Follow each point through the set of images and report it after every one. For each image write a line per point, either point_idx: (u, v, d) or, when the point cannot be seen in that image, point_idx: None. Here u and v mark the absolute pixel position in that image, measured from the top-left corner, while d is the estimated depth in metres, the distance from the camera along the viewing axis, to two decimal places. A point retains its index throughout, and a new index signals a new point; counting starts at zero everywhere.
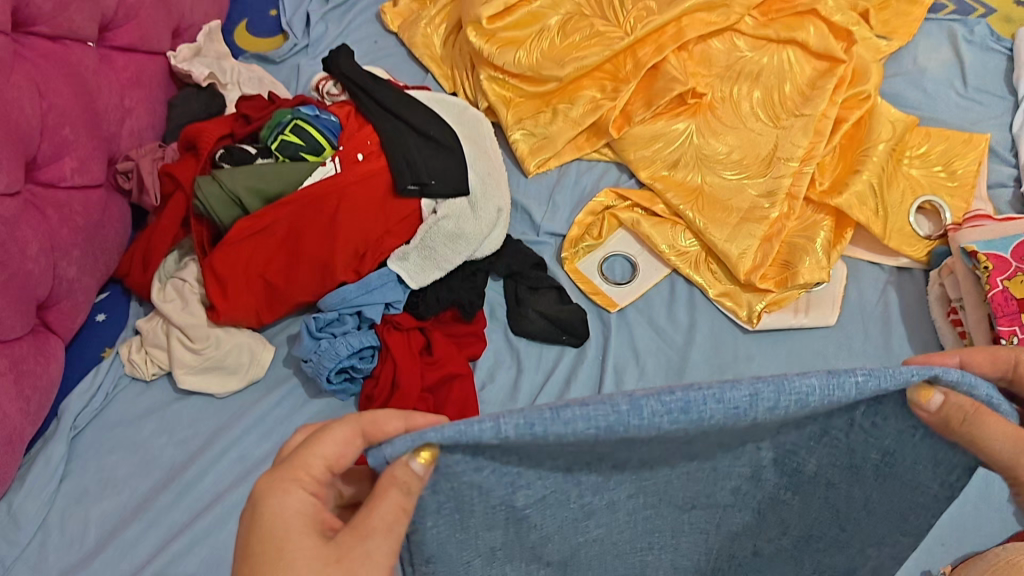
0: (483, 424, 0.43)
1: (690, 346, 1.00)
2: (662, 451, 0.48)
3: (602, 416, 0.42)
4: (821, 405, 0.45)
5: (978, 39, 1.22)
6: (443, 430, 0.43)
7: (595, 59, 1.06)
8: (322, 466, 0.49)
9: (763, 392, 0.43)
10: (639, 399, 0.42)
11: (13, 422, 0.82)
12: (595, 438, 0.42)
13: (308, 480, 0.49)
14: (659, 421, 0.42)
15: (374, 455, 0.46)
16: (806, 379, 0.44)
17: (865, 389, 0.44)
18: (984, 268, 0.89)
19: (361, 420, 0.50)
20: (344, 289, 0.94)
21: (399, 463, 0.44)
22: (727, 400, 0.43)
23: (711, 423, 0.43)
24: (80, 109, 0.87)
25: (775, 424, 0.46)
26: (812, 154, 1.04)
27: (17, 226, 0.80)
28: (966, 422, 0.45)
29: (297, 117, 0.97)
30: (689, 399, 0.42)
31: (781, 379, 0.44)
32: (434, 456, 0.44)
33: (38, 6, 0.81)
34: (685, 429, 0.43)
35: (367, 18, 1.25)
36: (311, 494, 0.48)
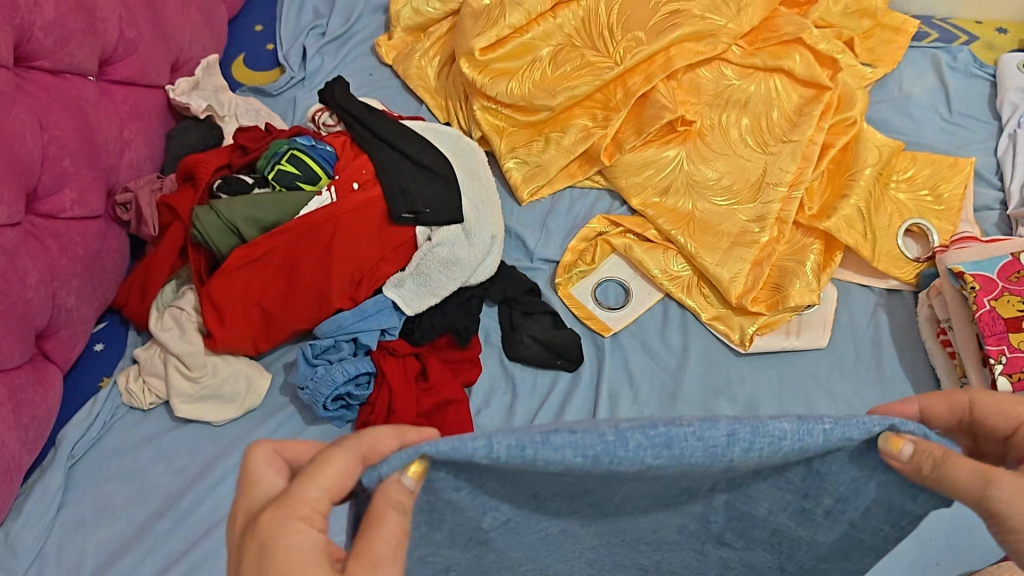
0: (476, 442, 0.43)
1: (683, 370, 1.01)
2: (628, 493, 0.48)
3: (590, 444, 0.43)
4: (792, 452, 0.45)
5: (962, 66, 1.24)
6: (436, 442, 0.44)
7: (586, 88, 1.08)
8: (323, 499, 0.46)
9: (739, 432, 0.44)
10: (626, 432, 0.43)
11: (11, 450, 0.83)
12: (583, 468, 0.43)
13: (314, 516, 0.46)
14: (642, 455, 0.43)
15: (369, 475, 0.46)
16: (779, 423, 0.45)
17: (834, 437, 0.45)
18: (971, 288, 0.90)
19: (361, 446, 0.48)
20: (341, 316, 0.95)
21: (391, 481, 0.44)
22: (706, 438, 0.43)
23: (690, 461, 0.43)
24: (80, 142, 0.89)
25: (751, 469, 0.46)
26: (801, 178, 1.06)
27: (17, 256, 0.81)
28: (937, 467, 0.44)
29: (294, 148, 0.99)
30: (671, 435, 0.43)
31: (756, 420, 0.45)
32: (424, 469, 0.44)
33: (39, 41, 0.83)
34: (665, 468, 0.44)
35: (363, 51, 1.28)
36: (320, 531, 0.45)
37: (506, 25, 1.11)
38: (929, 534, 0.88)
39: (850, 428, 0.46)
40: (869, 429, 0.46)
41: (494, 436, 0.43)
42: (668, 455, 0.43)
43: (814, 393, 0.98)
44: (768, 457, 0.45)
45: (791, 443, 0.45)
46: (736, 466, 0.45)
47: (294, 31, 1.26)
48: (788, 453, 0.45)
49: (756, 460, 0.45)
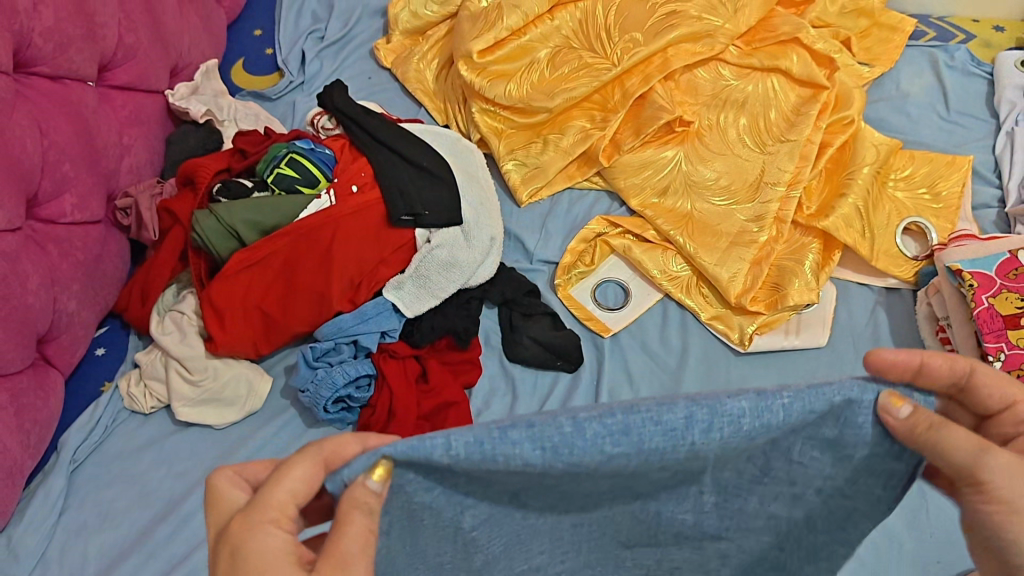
0: (435, 438, 0.45)
1: (683, 370, 1.01)
2: (604, 485, 0.50)
3: (548, 435, 0.45)
4: (754, 431, 0.47)
5: (959, 64, 1.25)
6: (396, 444, 0.45)
7: (584, 90, 1.08)
8: (290, 503, 0.47)
9: (697, 414, 0.46)
10: (582, 421, 0.45)
11: (13, 455, 0.83)
12: (542, 462, 0.45)
13: (282, 520, 0.47)
14: (603, 443, 0.45)
15: (331, 481, 0.47)
16: (737, 402, 0.46)
17: (794, 411, 0.47)
18: (969, 286, 0.90)
19: (324, 450, 0.49)
20: (341, 319, 0.95)
21: (356, 485, 0.45)
22: (664, 422, 0.46)
23: (651, 446, 0.46)
24: (80, 147, 0.89)
25: (721, 454, 0.47)
26: (799, 178, 1.06)
27: (18, 261, 0.82)
28: (935, 429, 0.45)
29: (293, 151, 0.99)
30: (629, 421, 0.45)
31: (711, 399, 0.46)
32: (389, 471, 0.45)
33: (39, 47, 0.83)
34: (626, 455, 0.46)
35: (361, 55, 1.28)
36: (288, 533, 0.47)
37: (504, 27, 1.11)
38: (930, 532, 0.88)
39: (810, 402, 0.47)
40: (829, 400, 0.47)
41: (452, 435, 0.45)
42: (629, 441, 0.45)
43: None
44: (732, 440, 0.47)
45: (750, 422, 0.46)
46: (700, 450, 0.47)
47: (292, 35, 1.27)
48: (749, 435, 0.47)
49: (717, 445, 0.47)
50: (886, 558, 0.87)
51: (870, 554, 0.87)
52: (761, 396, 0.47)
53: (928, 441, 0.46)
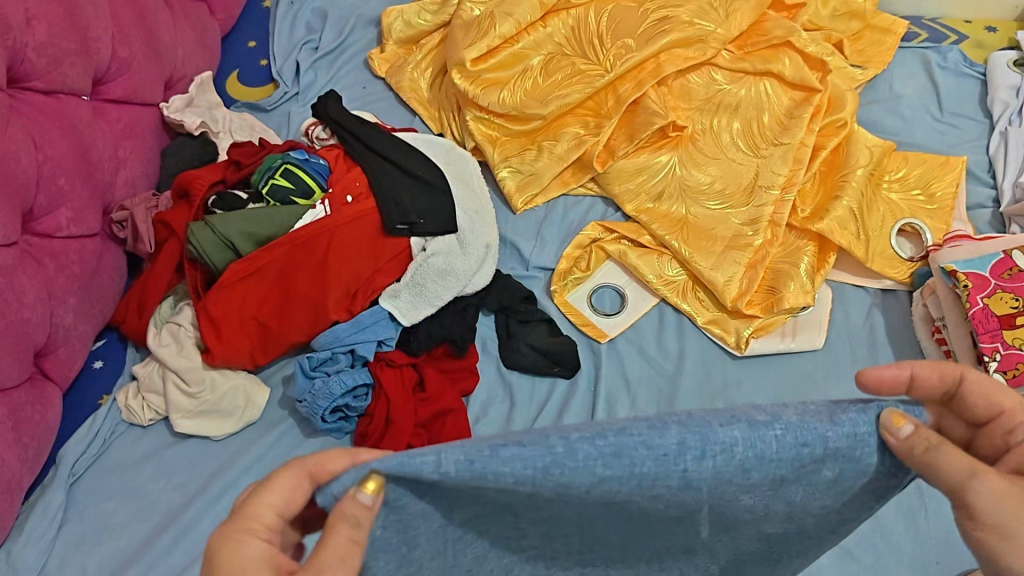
0: (424, 453, 0.45)
1: (680, 374, 1.01)
2: (589, 510, 0.50)
3: (538, 456, 0.45)
4: (747, 459, 0.47)
5: (952, 65, 1.25)
6: (387, 458, 0.45)
7: (577, 96, 1.09)
8: (273, 514, 0.49)
9: (689, 440, 0.46)
10: (575, 442, 0.45)
11: (11, 468, 0.83)
12: (532, 480, 0.45)
13: (260, 529, 0.49)
14: (595, 466, 0.45)
15: (323, 495, 0.48)
16: (729, 430, 0.47)
17: (785, 443, 0.47)
18: (964, 287, 0.90)
19: (307, 463, 0.50)
20: (338, 328, 0.95)
21: (347, 497, 0.45)
22: (656, 446, 0.46)
23: (643, 472, 0.46)
24: (75, 161, 0.89)
25: (713, 484, 0.48)
26: (793, 181, 1.06)
27: (14, 275, 0.82)
28: (933, 450, 0.46)
29: (287, 162, 1.00)
30: (620, 444, 0.45)
31: (702, 427, 0.47)
32: (382, 483, 0.44)
33: (32, 62, 0.84)
34: (618, 480, 0.46)
35: (355, 65, 1.29)
36: (266, 542, 0.49)
37: (497, 35, 1.11)
38: (928, 533, 0.88)
39: (799, 435, 0.47)
40: (819, 438, 0.48)
41: (442, 452, 0.45)
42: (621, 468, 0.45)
43: (810, 394, 0.98)
44: (721, 470, 0.47)
45: (740, 451, 0.47)
46: (692, 479, 0.47)
47: (287, 46, 1.27)
48: (739, 465, 0.47)
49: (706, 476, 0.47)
50: (886, 560, 0.87)
51: (870, 556, 0.87)
52: (751, 426, 0.47)
53: (924, 460, 0.47)
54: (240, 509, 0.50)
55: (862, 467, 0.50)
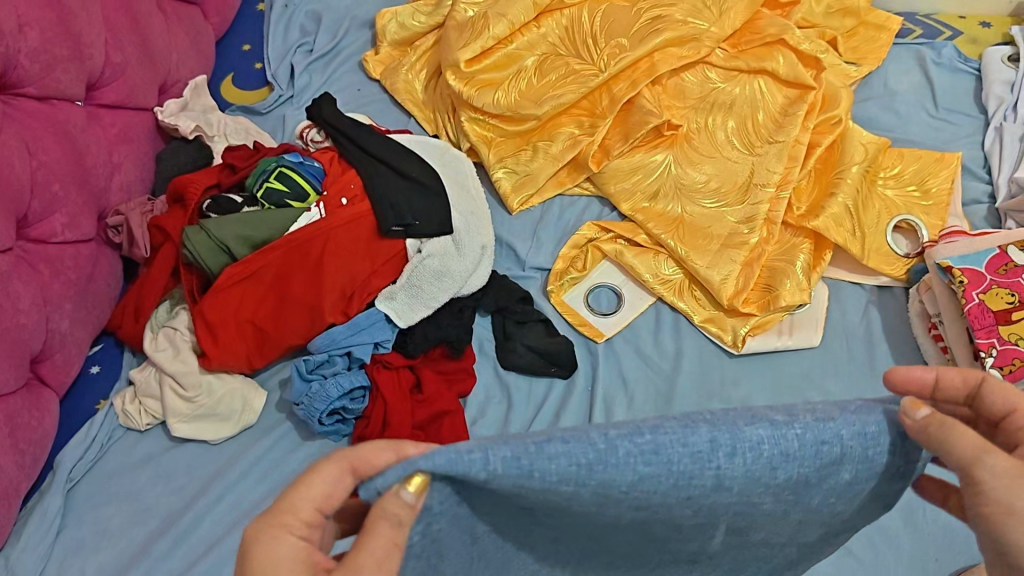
0: (471, 449, 0.44)
1: (678, 373, 1.01)
2: (612, 519, 0.50)
3: (582, 452, 0.44)
4: (775, 459, 0.47)
5: (947, 61, 1.25)
6: (433, 456, 0.44)
7: (572, 96, 1.09)
8: (314, 509, 0.49)
9: (720, 438, 0.46)
10: (615, 439, 0.45)
11: (8, 474, 0.83)
12: (573, 479, 0.44)
13: (297, 525, 0.49)
14: (634, 462, 0.45)
15: (364, 489, 0.45)
16: (754, 428, 0.47)
17: (806, 441, 0.47)
18: (959, 283, 0.90)
19: (351, 457, 0.50)
20: (333, 331, 0.95)
21: (388, 495, 0.43)
22: (691, 444, 0.46)
23: (681, 470, 0.46)
24: (69, 166, 0.89)
25: (745, 483, 0.47)
26: (788, 179, 1.06)
27: (8, 281, 0.82)
28: (946, 426, 0.46)
29: (282, 165, 1.00)
30: (658, 442, 0.45)
31: (728, 425, 0.47)
32: (424, 482, 0.43)
33: (25, 68, 0.84)
34: (657, 477, 0.45)
35: (350, 67, 1.29)
36: (301, 539, 0.49)
37: (491, 36, 1.11)
38: (928, 530, 0.88)
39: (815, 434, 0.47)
40: (838, 436, 0.47)
41: (488, 449, 0.44)
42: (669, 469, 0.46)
43: (807, 391, 0.98)
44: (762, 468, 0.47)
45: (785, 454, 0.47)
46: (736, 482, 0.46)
47: (281, 49, 1.27)
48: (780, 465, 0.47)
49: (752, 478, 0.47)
50: (884, 557, 0.87)
51: (868, 553, 0.87)
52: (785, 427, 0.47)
53: (939, 440, 0.46)
54: (280, 502, 0.49)
55: (874, 468, 0.49)
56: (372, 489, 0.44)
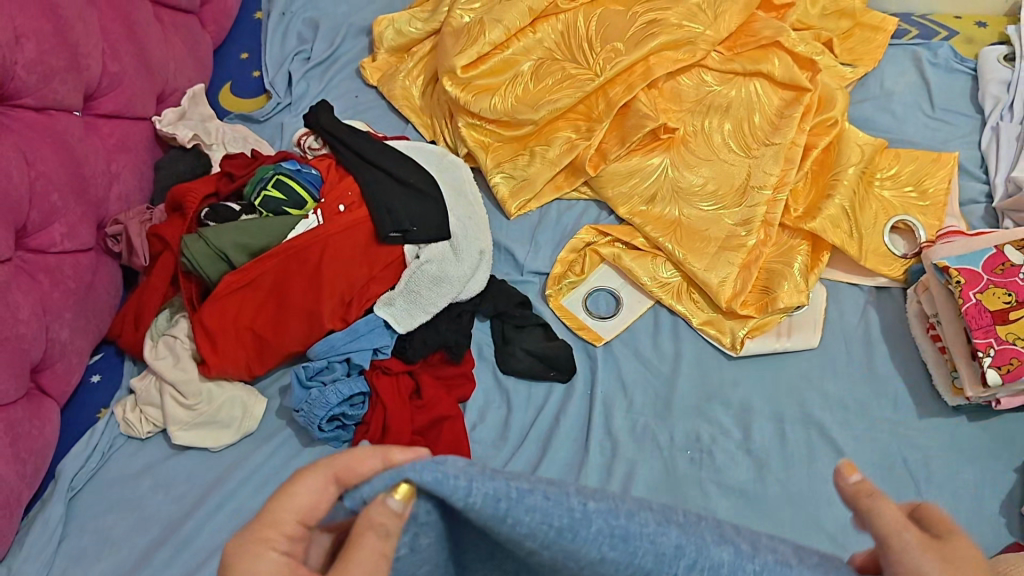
0: (457, 475, 0.45)
1: (676, 376, 1.02)
2: None
3: (557, 515, 0.44)
4: None
5: (943, 61, 1.25)
6: (420, 466, 0.46)
7: (568, 101, 1.09)
8: (295, 521, 0.49)
9: (687, 546, 0.44)
10: (592, 513, 0.45)
11: (9, 484, 0.83)
12: (542, 535, 0.45)
13: (280, 539, 0.49)
14: (601, 544, 0.44)
15: (352, 498, 0.49)
16: (722, 551, 0.45)
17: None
18: (956, 283, 0.90)
19: (333, 466, 0.50)
20: (332, 337, 0.96)
21: (376, 503, 0.46)
22: (659, 543, 0.44)
23: (642, 566, 0.45)
24: (67, 176, 0.90)
25: None
26: (785, 181, 1.07)
27: (7, 292, 0.82)
28: (871, 496, 0.50)
29: (280, 173, 1.00)
30: (629, 530, 0.44)
31: (698, 536, 0.45)
32: (411, 490, 0.45)
33: (22, 79, 0.84)
34: (618, 565, 0.45)
35: (348, 74, 1.29)
36: (284, 554, 0.49)
37: (487, 42, 1.11)
38: None
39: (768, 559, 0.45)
40: None
41: (474, 481, 0.45)
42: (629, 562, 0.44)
43: (807, 393, 0.99)
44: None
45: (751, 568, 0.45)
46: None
47: (279, 57, 1.28)
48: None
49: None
50: None
51: None
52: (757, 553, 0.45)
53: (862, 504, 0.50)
54: (262, 515, 0.50)
55: None
56: (361, 496, 0.48)
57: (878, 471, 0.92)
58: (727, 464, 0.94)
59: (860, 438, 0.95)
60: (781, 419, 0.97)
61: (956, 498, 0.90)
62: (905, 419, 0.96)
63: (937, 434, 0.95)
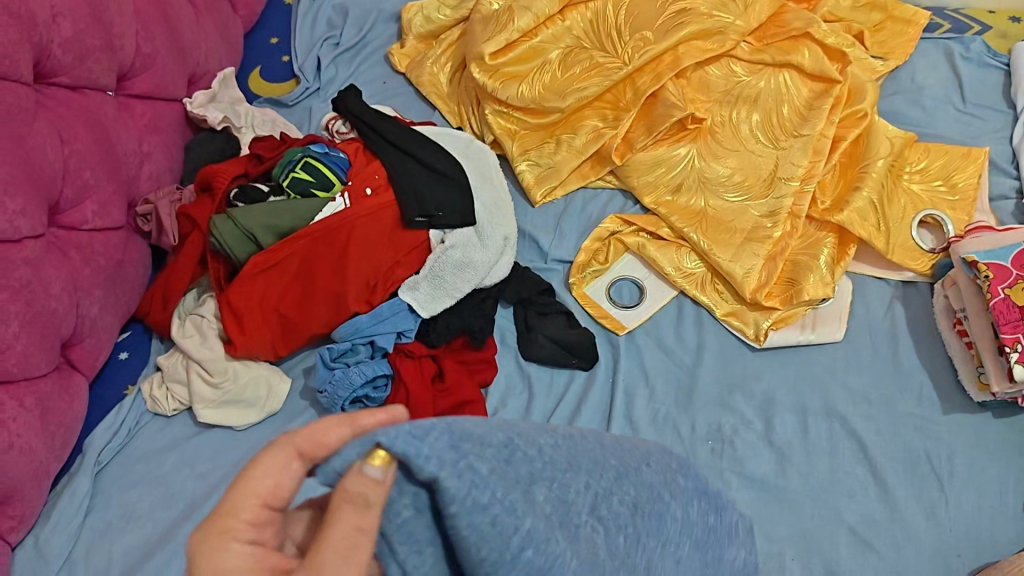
0: (431, 456, 0.42)
1: (699, 366, 1.01)
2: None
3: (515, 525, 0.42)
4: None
5: (975, 56, 1.24)
6: (392, 431, 0.43)
7: (595, 89, 1.09)
8: (257, 505, 0.47)
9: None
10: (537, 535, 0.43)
11: (38, 456, 0.85)
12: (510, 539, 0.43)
13: (241, 529, 0.47)
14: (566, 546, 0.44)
15: (325, 472, 0.46)
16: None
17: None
18: (985, 277, 0.90)
19: (295, 441, 0.48)
20: (357, 319, 0.97)
21: (354, 473, 0.43)
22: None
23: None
24: (100, 155, 0.91)
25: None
26: (812, 173, 1.06)
27: (40, 267, 0.84)
28: None
29: (308, 155, 1.01)
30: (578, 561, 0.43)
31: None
32: (389, 457, 0.42)
33: (57, 58, 0.85)
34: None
35: (376, 60, 1.29)
36: (250, 542, 0.47)
37: (516, 29, 1.11)
38: (949, 526, 0.88)
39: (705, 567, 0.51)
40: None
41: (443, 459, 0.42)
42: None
43: (831, 387, 0.98)
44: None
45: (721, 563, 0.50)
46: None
47: (308, 42, 1.28)
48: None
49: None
50: (906, 552, 0.87)
51: (889, 549, 0.87)
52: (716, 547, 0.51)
53: None
54: (219, 504, 0.47)
55: None
56: (333, 468, 0.45)
57: (900, 466, 0.92)
58: (748, 455, 0.94)
59: (884, 432, 0.94)
60: (804, 412, 0.97)
61: (981, 495, 0.90)
62: (930, 414, 0.96)
63: (963, 430, 0.94)
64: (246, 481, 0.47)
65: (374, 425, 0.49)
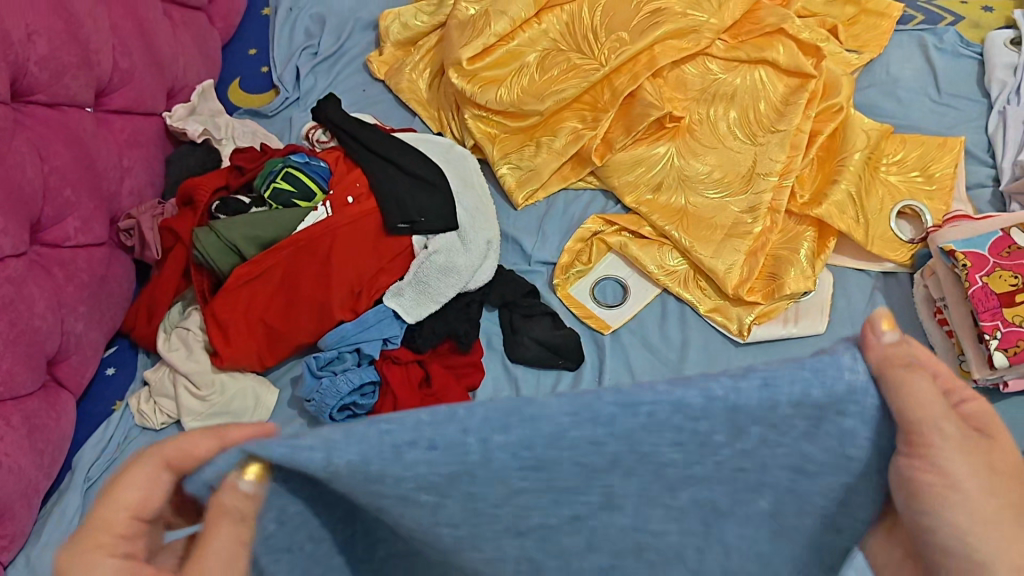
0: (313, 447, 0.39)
1: (684, 362, 1.02)
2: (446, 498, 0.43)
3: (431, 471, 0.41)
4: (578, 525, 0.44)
5: (948, 46, 1.25)
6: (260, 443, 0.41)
7: (573, 91, 1.10)
8: (127, 518, 0.47)
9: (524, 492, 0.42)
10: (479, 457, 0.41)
11: (27, 474, 0.85)
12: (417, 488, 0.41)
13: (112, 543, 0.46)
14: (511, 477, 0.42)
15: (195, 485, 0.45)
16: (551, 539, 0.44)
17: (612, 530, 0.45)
18: (962, 266, 0.91)
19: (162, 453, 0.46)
20: (343, 327, 0.97)
21: (226, 489, 0.42)
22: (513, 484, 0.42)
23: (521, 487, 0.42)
24: (79, 171, 0.91)
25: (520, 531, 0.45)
26: (790, 167, 1.07)
27: (23, 285, 0.84)
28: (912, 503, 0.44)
29: (289, 165, 1.01)
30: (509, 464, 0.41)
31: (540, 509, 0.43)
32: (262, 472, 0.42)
33: (34, 75, 0.85)
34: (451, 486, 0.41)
35: (354, 68, 1.30)
36: (123, 557, 0.46)
37: (492, 33, 1.12)
38: None
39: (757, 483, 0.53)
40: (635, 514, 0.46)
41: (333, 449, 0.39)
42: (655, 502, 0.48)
43: None
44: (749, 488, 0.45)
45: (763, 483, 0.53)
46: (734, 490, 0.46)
47: (286, 52, 1.28)
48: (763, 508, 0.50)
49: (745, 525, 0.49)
50: None
51: None
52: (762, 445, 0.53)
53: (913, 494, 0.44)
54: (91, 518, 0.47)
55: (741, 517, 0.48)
56: (204, 479, 0.44)
57: None
58: None
59: None
60: None
61: None
62: None
63: None
64: (113, 495, 0.46)
65: (245, 437, 0.46)
